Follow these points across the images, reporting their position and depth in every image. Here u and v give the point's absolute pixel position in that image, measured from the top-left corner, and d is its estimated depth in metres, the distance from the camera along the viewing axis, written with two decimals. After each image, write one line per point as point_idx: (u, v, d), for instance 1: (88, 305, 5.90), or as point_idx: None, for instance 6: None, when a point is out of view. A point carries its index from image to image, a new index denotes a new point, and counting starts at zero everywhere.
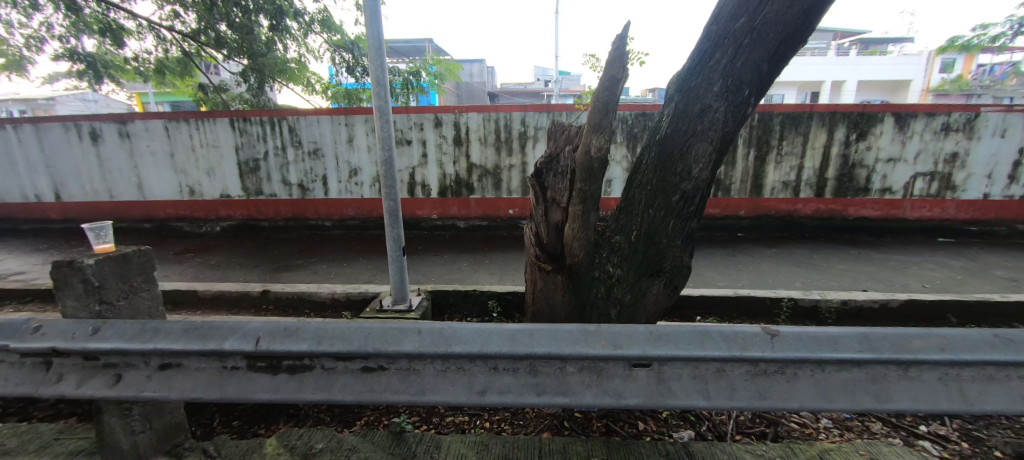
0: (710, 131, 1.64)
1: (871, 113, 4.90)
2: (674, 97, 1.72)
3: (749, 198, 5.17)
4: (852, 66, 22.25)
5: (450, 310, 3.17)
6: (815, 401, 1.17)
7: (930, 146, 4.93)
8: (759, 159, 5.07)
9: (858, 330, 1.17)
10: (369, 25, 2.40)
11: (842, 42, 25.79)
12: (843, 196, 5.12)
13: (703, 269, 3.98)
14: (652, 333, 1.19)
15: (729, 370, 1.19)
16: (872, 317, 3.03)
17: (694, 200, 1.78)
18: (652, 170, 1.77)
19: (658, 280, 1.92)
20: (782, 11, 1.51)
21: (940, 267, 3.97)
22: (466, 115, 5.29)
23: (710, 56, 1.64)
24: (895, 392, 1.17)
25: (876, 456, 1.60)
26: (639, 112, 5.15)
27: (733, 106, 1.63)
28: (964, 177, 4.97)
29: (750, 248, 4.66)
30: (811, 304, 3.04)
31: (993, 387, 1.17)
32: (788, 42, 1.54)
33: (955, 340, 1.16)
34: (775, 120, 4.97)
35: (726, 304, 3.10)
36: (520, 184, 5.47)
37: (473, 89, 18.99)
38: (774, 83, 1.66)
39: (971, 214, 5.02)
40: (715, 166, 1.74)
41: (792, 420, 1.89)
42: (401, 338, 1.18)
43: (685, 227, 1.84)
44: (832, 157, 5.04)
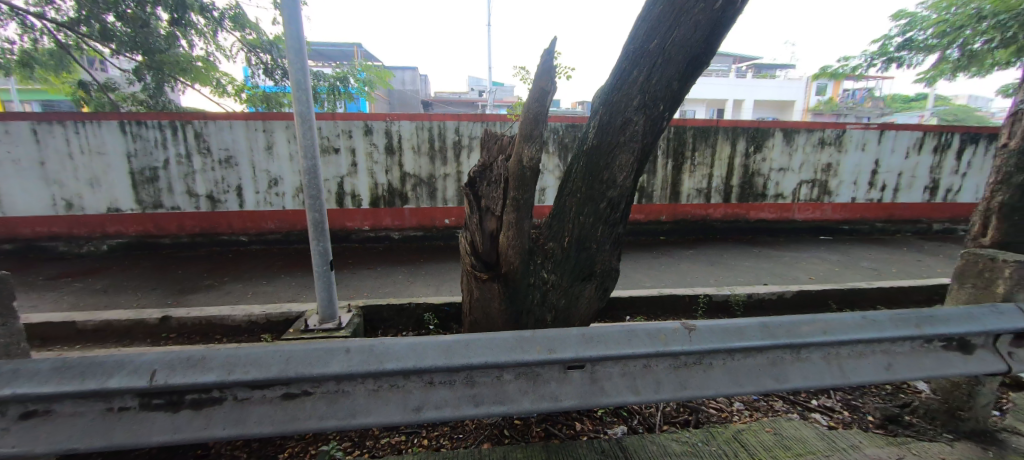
0: (632, 142, 1.76)
1: (764, 129, 5.58)
2: (598, 111, 1.82)
3: (668, 204, 5.61)
4: (748, 87, 25.25)
5: (385, 325, 3.04)
6: (728, 388, 1.29)
7: (811, 158, 5.73)
8: (676, 168, 5.53)
9: (760, 320, 1.31)
10: (286, 23, 2.24)
11: (740, 65, 29.19)
12: (746, 201, 5.76)
13: (632, 271, 4.23)
14: (584, 335, 1.23)
15: (654, 365, 1.27)
16: (772, 308, 3.43)
17: (620, 207, 1.89)
18: (580, 179, 1.86)
19: (590, 284, 2.01)
20: (688, 35, 1.67)
21: (822, 261, 4.62)
22: (398, 123, 5.14)
23: (629, 73, 1.75)
24: (791, 373, 1.33)
25: (778, 430, 1.80)
26: (568, 124, 5.39)
27: (651, 119, 1.76)
28: (837, 184, 5.84)
29: (671, 251, 5.05)
30: (722, 299, 3.37)
31: (863, 361, 1.38)
32: (693, 63, 1.71)
33: (835, 324, 1.34)
34: (688, 133, 5.47)
35: (652, 303, 3.32)
36: (455, 193, 5.43)
37: (406, 96, 18.56)
38: (684, 99, 1.82)
39: (843, 215, 5.91)
40: (637, 175, 1.86)
41: (710, 406, 2.07)
42: (329, 358, 1.10)
43: (612, 233, 1.94)
44: (736, 167, 5.65)
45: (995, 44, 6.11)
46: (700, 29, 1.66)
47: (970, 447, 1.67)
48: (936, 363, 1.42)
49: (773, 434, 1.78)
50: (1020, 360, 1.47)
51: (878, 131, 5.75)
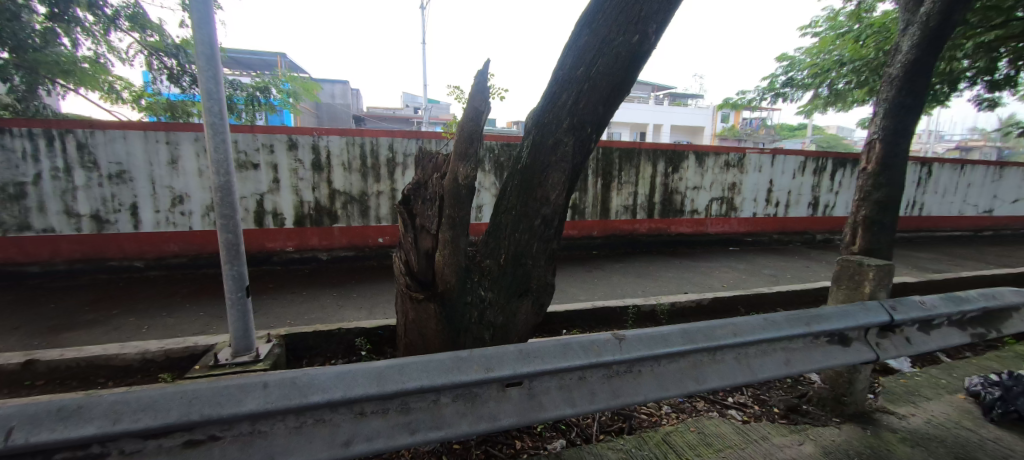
0: (562, 162, 1.84)
1: (680, 151, 6.15)
2: (531, 131, 1.89)
3: (599, 220, 5.92)
4: (665, 113, 27.74)
5: (310, 354, 2.81)
6: (656, 392, 1.37)
7: (719, 178, 6.40)
8: (605, 187, 5.87)
9: (681, 327, 1.42)
10: (196, 28, 2.05)
11: (658, 93, 32.04)
12: (667, 217, 6.25)
13: (567, 286, 4.37)
14: (521, 351, 1.24)
15: (589, 377, 1.31)
16: (693, 315, 3.72)
17: (553, 223, 1.93)
18: (515, 196, 1.90)
19: (527, 300, 2.01)
20: (612, 64, 1.79)
21: (732, 270, 5.13)
22: (326, 138, 4.89)
23: (558, 97, 1.85)
24: (709, 374, 1.45)
25: (701, 429, 1.94)
26: (504, 143, 5.50)
27: (579, 140, 1.85)
28: (741, 201, 6.57)
29: (602, 264, 5.30)
30: (649, 309, 3.59)
31: (767, 358, 1.54)
32: (616, 90, 1.83)
33: (742, 327, 1.49)
34: (614, 154, 5.86)
35: (586, 316, 3.44)
36: (389, 211, 5.26)
37: (335, 110, 17.76)
38: (610, 122, 1.94)
39: (747, 228, 6.64)
40: (569, 192, 1.93)
41: (642, 412, 2.17)
42: (244, 395, 1.00)
43: (547, 248, 1.97)
44: (657, 186, 6.13)
45: (853, 85, 7.37)
46: (622, 59, 1.79)
47: (853, 428, 1.93)
48: (823, 356, 1.63)
49: (697, 433, 1.91)
50: (885, 348, 1.73)
51: (771, 155, 6.60)
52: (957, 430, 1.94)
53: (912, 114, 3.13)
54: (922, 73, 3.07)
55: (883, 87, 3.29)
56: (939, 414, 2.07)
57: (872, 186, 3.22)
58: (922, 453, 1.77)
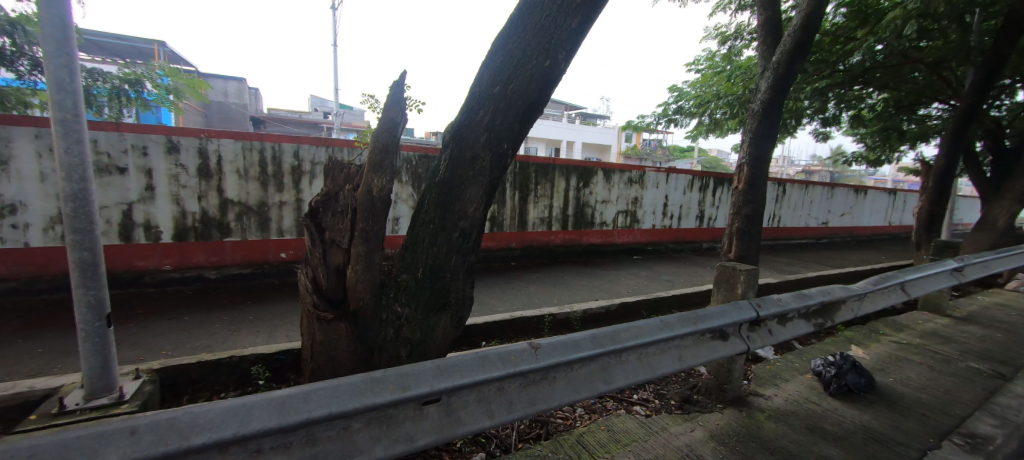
0: (480, 176, 1.88)
1: (590, 168, 6.61)
2: (449, 145, 1.90)
3: (517, 232, 6.08)
4: (577, 131, 29.62)
5: (194, 389, 2.45)
6: (569, 396, 1.45)
7: (623, 192, 7.00)
8: (522, 199, 6.07)
9: (591, 332, 1.52)
10: (41, 5, 1.71)
11: (570, 113, 34.12)
12: (579, 228, 6.65)
13: (487, 297, 4.40)
14: (439, 367, 1.22)
15: (507, 387, 1.34)
16: (602, 320, 3.99)
17: (472, 236, 1.94)
18: (433, 209, 1.88)
19: (445, 314, 1.97)
20: (526, 84, 1.86)
21: (636, 277, 5.62)
22: (216, 142, 4.36)
23: (476, 113, 1.88)
24: (616, 375, 1.57)
25: (610, 426, 2.09)
26: (421, 154, 5.41)
27: (497, 155, 1.90)
28: (642, 213, 7.25)
29: (521, 275, 5.44)
30: (564, 317, 3.77)
31: (663, 356, 1.72)
32: (530, 109, 1.92)
33: (643, 329, 1.65)
34: (531, 169, 6.10)
35: (505, 326, 3.51)
36: (294, 223, 4.84)
37: (229, 110, 15.87)
38: (526, 139, 2.01)
39: (647, 238, 7.34)
40: (487, 206, 1.97)
41: (557, 417, 2.28)
42: (103, 446, 0.84)
43: (465, 261, 1.96)
44: (570, 199, 6.50)
45: (727, 116, 8.63)
46: (536, 80, 1.88)
47: (732, 411, 2.22)
48: (708, 350, 1.87)
49: (607, 430, 2.04)
50: (754, 340, 2.04)
51: (666, 173, 7.40)
52: (807, 404, 2.34)
53: (769, 143, 3.76)
54: (775, 109, 3.72)
55: (749, 118, 3.90)
56: (794, 392, 2.48)
57: (743, 202, 3.79)
58: (782, 427, 2.11)
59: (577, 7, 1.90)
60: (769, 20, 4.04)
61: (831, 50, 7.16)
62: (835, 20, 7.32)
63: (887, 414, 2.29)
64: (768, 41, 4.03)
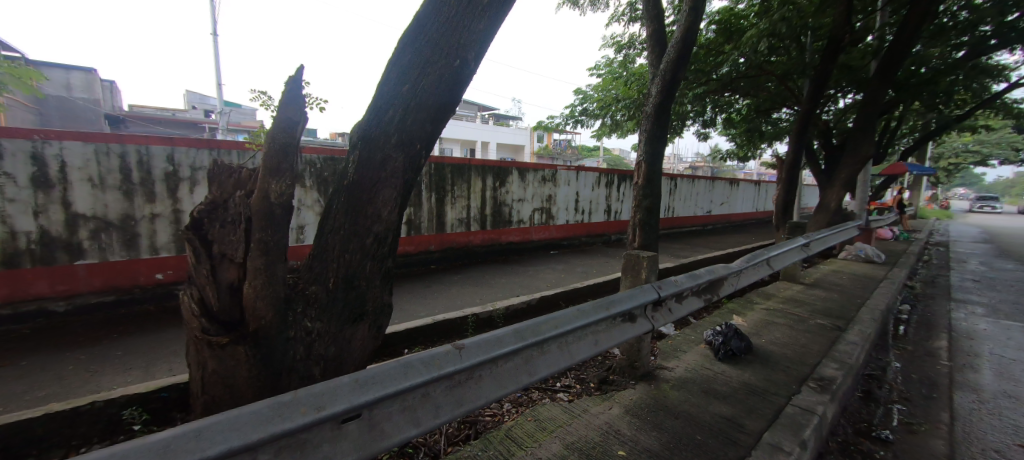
0: (392, 178, 1.80)
1: (505, 168, 6.74)
2: (357, 145, 1.79)
3: (435, 234, 5.97)
4: (491, 133, 29.95)
5: (42, 448, 1.99)
6: (496, 391, 1.46)
7: (538, 191, 7.26)
8: (439, 201, 5.98)
9: (513, 327, 1.55)
10: None
11: (483, 114, 34.44)
12: (498, 227, 6.74)
13: (407, 303, 4.26)
14: (357, 381, 1.15)
15: (431, 391, 1.31)
16: (524, 315, 4.11)
17: (387, 241, 1.86)
18: (342, 214, 1.76)
19: (362, 324, 1.85)
20: (437, 84, 1.83)
21: (553, 271, 5.87)
22: (57, 145, 3.59)
23: (385, 112, 1.79)
24: (538, 365, 1.63)
25: (535, 415, 2.15)
26: (326, 156, 5.04)
27: (409, 157, 1.84)
28: (556, 210, 7.59)
29: (442, 278, 5.36)
30: (487, 316, 3.81)
31: (581, 342, 1.83)
32: (442, 109, 1.89)
33: (561, 319, 1.73)
34: (446, 170, 6.03)
35: (427, 331, 3.44)
36: (172, 238, 4.19)
37: (74, 107, 13.13)
38: (438, 139, 1.98)
39: (562, 233, 7.71)
40: (402, 209, 1.90)
41: (485, 415, 2.31)
42: None
43: (382, 267, 1.86)
44: (487, 199, 6.57)
45: (626, 118, 9.43)
46: (446, 81, 1.85)
47: (643, 386, 2.44)
48: (619, 332, 2.03)
49: (533, 420, 2.10)
50: (657, 319, 2.27)
51: (576, 171, 7.85)
52: (702, 371, 2.67)
53: (661, 142, 4.19)
54: (664, 112, 4.15)
55: (643, 120, 4.30)
56: (692, 361, 2.79)
57: (643, 196, 4.16)
58: (684, 394, 2.37)
59: (483, 8, 1.90)
60: (656, 32, 4.49)
61: (706, 61, 8.21)
62: (708, 35, 8.41)
63: (762, 370, 2.70)
64: (656, 51, 4.49)
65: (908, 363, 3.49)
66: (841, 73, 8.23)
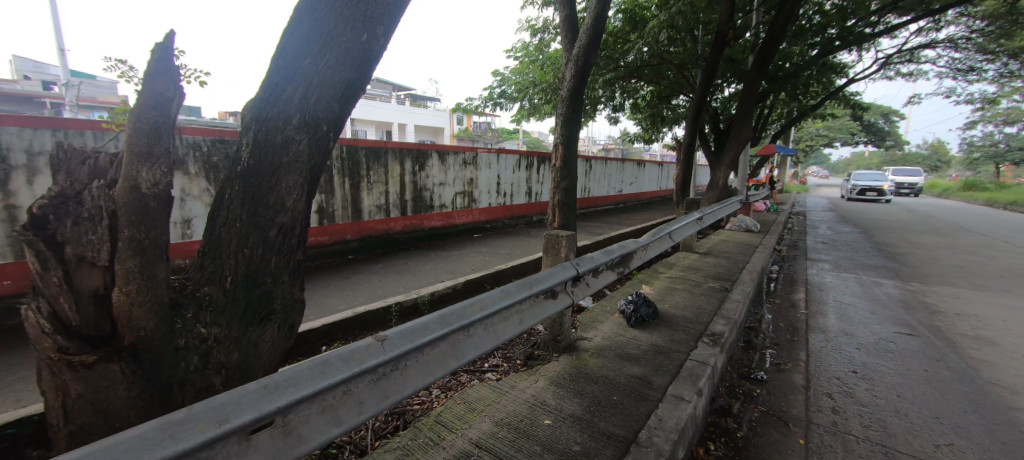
0: (296, 163, 1.63)
1: (423, 151, 6.51)
2: (251, 127, 1.59)
3: (351, 222, 5.62)
4: (408, 114, 28.74)
5: None
6: (423, 379, 1.44)
7: (459, 174, 7.17)
8: (353, 187, 5.63)
9: (438, 314, 1.53)
10: None
11: (399, 95, 32.89)
12: (419, 213, 6.54)
13: (324, 297, 4.00)
14: (267, 386, 1.05)
15: (354, 388, 1.24)
16: (450, 299, 4.08)
17: (294, 232, 1.69)
18: (238, 203, 1.56)
19: (269, 325, 1.65)
20: (342, 59, 1.67)
21: (478, 254, 5.91)
22: None
23: (283, 90, 1.60)
24: (464, 349, 1.63)
25: (465, 397, 2.17)
26: (215, 138, 4.42)
27: (315, 139, 1.68)
28: (479, 193, 7.59)
29: (362, 268, 5.10)
30: (411, 303, 3.72)
31: (506, 322, 1.87)
32: (350, 87, 1.73)
33: (486, 301, 1.74)
34: (360, 153, 5.65)
35: (346, 325, 3.29)
36: (7, 241, 3.40)
37: None
38: (348, 121, 1.83)
39: (485, 216, 7.75)
40: (310, 196, 1.74)
41: (413, 404, 2.28)
42: None
43: (290, 261, 1.70)
44: (407, 184, 6.32)
45: (543, 101, 9.65)
46: (354, 56, 1.70)
47: (566, 357, 2.59)
48: (542, 309, 2.12)
49: (463, 403, 2.12)
50: (575, 294, 2.41)
51: (497, 154, 7.88)
52: (616, 338, 2.90)
53: (575, 125, 4.35)
54: (578, 96, 4.30)
55: (559, 103, 4.42)
56: (608, 330, 3.02)
57: (561, 178, 4.32)
58: (602, 360, 2.56)
59: None
60: (568, 17, 4.59)
61: (615, 48, 8.67)
62: (615, 24, 8.88)
63: (666, 332, 3.03)
64: (569, 36, 4.61)
65: (776, 315, 4.16)
66: (727, 65, 9.25)
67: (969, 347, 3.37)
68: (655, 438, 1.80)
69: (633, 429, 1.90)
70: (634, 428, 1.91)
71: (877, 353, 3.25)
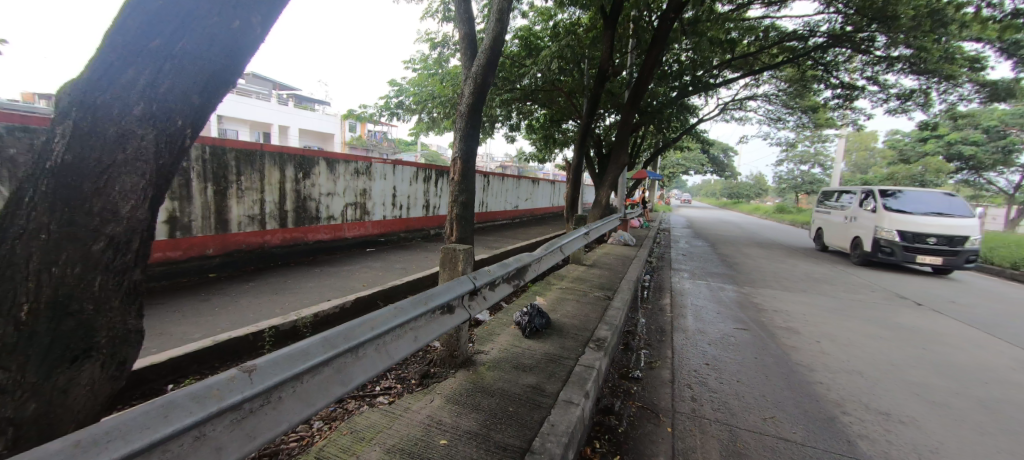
0: (138, 161, 1.34)
1: (309, 157, 5.94)
2: (69, 113, 1.26)
3: (213, 235, 4.82)
4: (291, 115, 26.07)
5: None
6: (302, 411, 1.28)
7: (350, 184, 6.70)
8: (218, 194, 4.87)
9: (321, 336, 1.37)
10: None
11: (281, 94, 29.77)
12: (302, 225, 5.90)
13: (176, 324, 3.35)
14: (83, 443, 0.83)
15: (211, 431, 1.04)
16: (336, 320, 3.74)
17: (131, 246, 1.38)
18: (47, 208, 1.22)
19: (88, 363, 1.29)
20: (204, 45, 1.43)
21: (370, 269, 5.55)
22: None
23: (121, 72, 1.31)
24: (351, 372, 1.49)
25: (352, 427, 1.98)
26: (14, 126, 3.44)
27: (166, 134, 1.41)
28: (372, 205, 7.18)
29: (228, 287, 4.41)
30: (289, 326, 3.32)
31: (399, 340, 1.77)
32: (214, 78, 1.50)
33: (378, 320, 1.63)
34: (228, 155, 4.92)
35: (203, 357, 2.79)
36: None
37: None
38: (211, 116, 1.58)
39: (378, 229, 7.34)
40: (156, 202, 1.44)
41: (289, 442, 2.02)
42: None
43: (123, 281, 1.37)
44: (287, 192, 5.68)
45: (441, 115, 9.63)
46: (221, 44, 1.48)
47: (462, 373, 2.55)
48: (438, 325, 2.06)
49: (349, 432, 1.94)
50: (472, 307, 2.40)
51: (392, 165, 7.58)
52: (512, 349, 2.96)
53: (473, 141, 4.43)
54: (476, 113, 4.39)
55: (458, 118, 4.45)
56: (504, 342, 3.08)
57: (458, 192, 4.32)
58: (498, 372, 2.59)
59: None
60: (467, 35, 4.68)
61: (511, 71, 9.12)
62: (512, 48, 9.35)
63: (557, 340, 3.20)
64: (468, 54, 4.69)
65: (648, 319, 4.71)
66: (608, 97, 10.38)
67: (783, 336, 4.23)
68: (548, 444, 1.87)
69: (527, 438, 1.95)
70: (528, 437, 1.96)
71: (722, 346, 3.88)
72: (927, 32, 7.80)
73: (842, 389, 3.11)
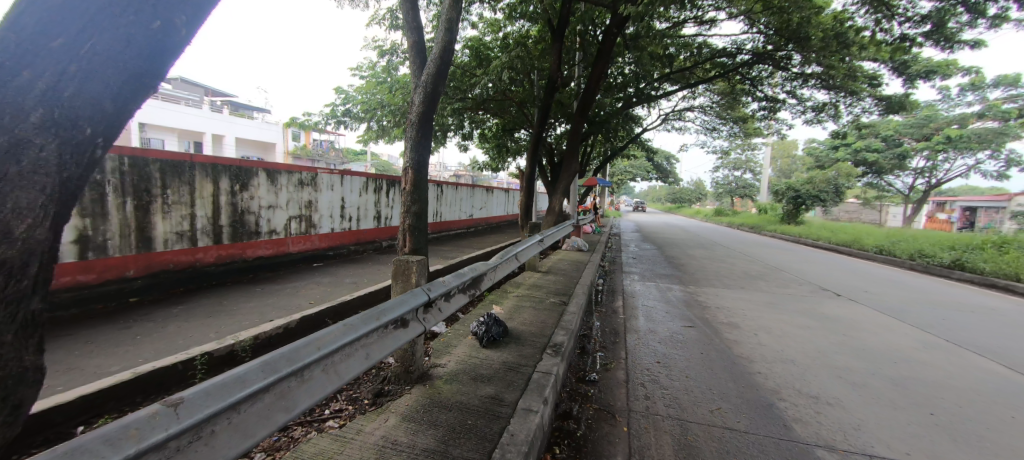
0: (36, 175, 1.18)
1: (246, 168, 5.55)
2: None
3: (133, 255, 4.35)
4: (226, 123, 24.35)
5: None
6: (238, 444, 1.18)
7: (293, 196, 6.34)
8: (141, 209, 4.42)
9: (261, 360, 1.27)
10: None
11: (214, 101, 27.76)
12: (239, 240, 5.49)
13: (91, 356, 2.98)
14: None
15: None
16: (280, 341, 3.50)
17: (29, 272, 1.21)
18: None
19: None
20: (118, 45, 1.29)
21: (317, 285, 5.26)
22: None
23: (12, 74, 1.15)
24: (297, 396, 1.40)
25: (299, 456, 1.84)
26: None
27: (71, 144, 1.25)
28: (319, 217, 6.83)
29: (153, 311, 3.99)
30: (226, 352, 3.06)
31: (350, 359, 1.69)
32: (131, 81, 1.36)
33: (326, 338, 1.54)
34: (152, 167, 4.49)
35: (123, 392, 2.50)
36: None
37: None
38: (128, 124, 1.42)
39: (325, 243, 6.98)
40: (60, 220, 1.27)
41: None
42: None
43: (17, 314, 1.19)
44: (221, 205, 5.26)
45: (391, 124, 9.41)
46: (139, 46, 1.34)
47: (418, 388, 2.47)
48: (391, 341, 1.98)
49: None
50: (427, 320, 2.33)
51: (340, 175, 7.28)
52: (470, 360, 2.92)
53: (425, 150, 4.36)
54: (427, 122, 4.33)
55: (409, 127, 4.36)
56: (461, 354, 3.02)
57: (410, 202, 4.22)
58: (456, 385, 2.54)
59: None
60: (416, 43, 4.61)
61: (462, 80, 9.12)
62: (462, 57, 9.36)
63: (515, 348, 3.19)
64: (417, 62, 4.61)
65: (603, 321, 4.84)
66: (558, 106, 10.66)
67: (726, 331, 4.51)
68: (508, 454, 1.85)
69: (487, 450, 1.92)
70: (487, 450, 1.92)
71: (672, 344, 4.07)
72: (834, 52, 8.75)
73: (778, 377, 3.35)
